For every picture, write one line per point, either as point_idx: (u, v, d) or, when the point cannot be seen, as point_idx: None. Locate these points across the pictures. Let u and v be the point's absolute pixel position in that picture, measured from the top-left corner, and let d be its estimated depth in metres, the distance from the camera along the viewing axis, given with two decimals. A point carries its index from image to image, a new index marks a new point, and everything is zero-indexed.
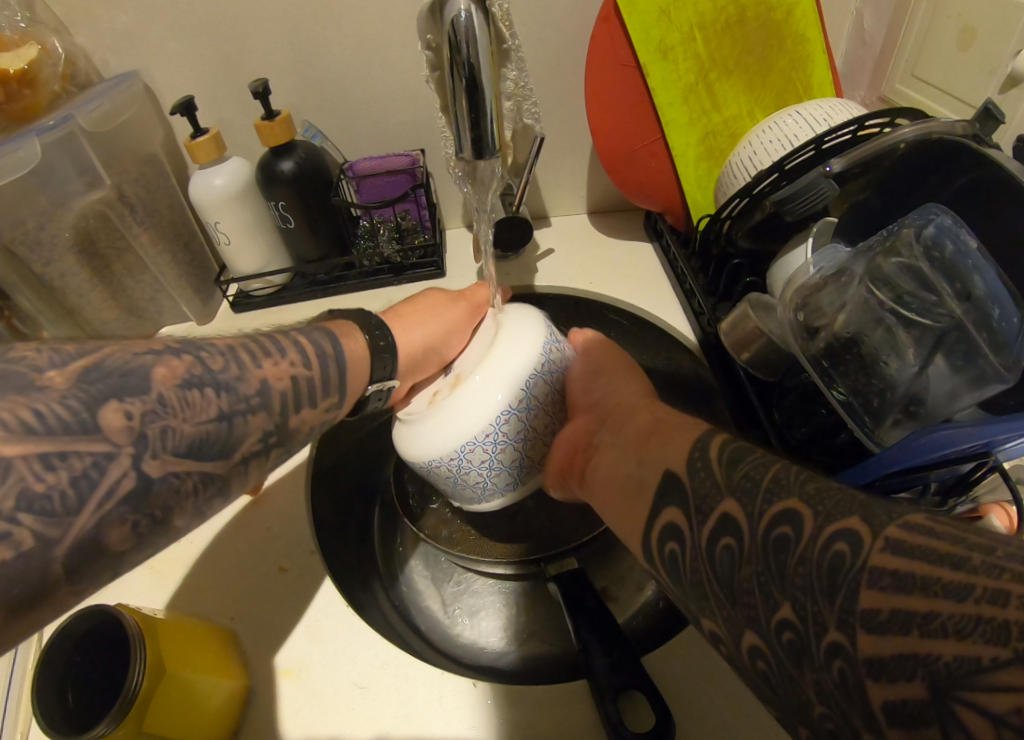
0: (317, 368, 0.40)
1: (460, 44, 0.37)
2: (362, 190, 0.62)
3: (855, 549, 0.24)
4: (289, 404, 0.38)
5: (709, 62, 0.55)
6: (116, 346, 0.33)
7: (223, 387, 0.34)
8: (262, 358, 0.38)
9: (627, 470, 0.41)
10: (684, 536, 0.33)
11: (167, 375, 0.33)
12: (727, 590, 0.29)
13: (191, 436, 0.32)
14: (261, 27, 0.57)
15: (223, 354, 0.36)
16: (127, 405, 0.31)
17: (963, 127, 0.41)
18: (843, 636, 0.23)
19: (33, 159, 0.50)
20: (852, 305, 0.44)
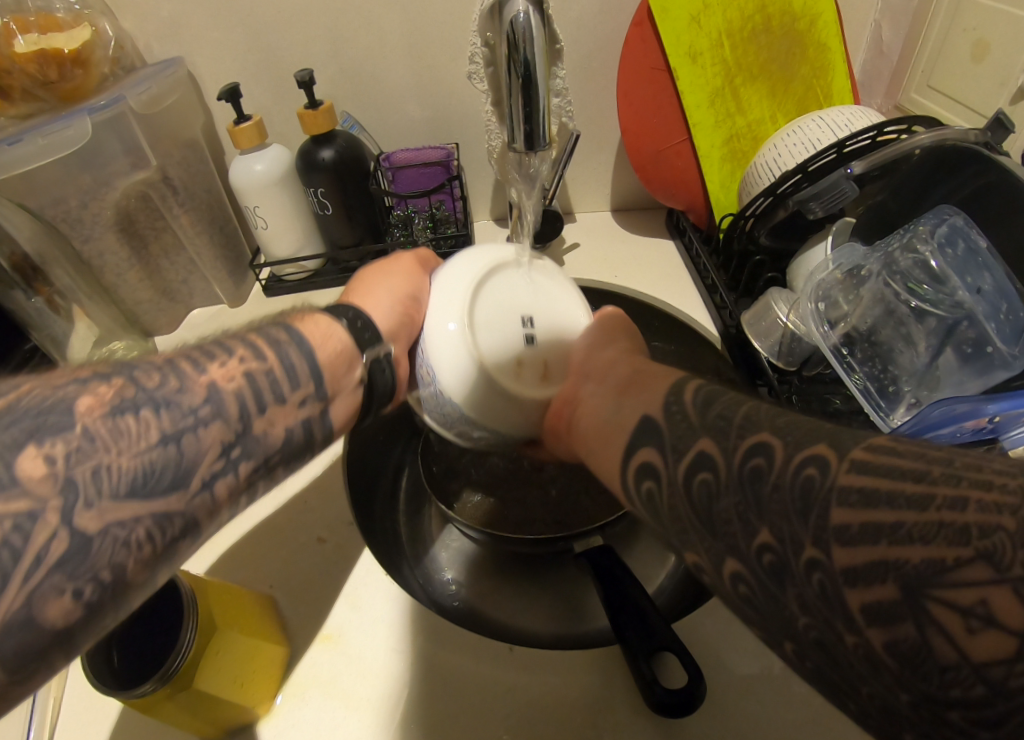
0: (272, 359, 0.36)
1: (519, 42, 0.40)
2: (399, 179, 0.64)
3: (823, 472, 0.24)
4: (247, 404, 0.34)
5: (735, 68, 0.58)
6: (33, 384, 0.29)
7: (163, 405, 0.30)
8: (206, 363, 0.34)
9: (602, 417, 0.38)
10: (660, 477, 0.31)
11: (93, 404, 0.29)
12: (708, 526, 0.28)
13: (130, 469, 0.28)
14: (307, 19, 0.59)
15: (158, 370, 0.32)
16: (48, 448, 0.26)
17: (975, 134, 0.44)
18: (819, 551, 0.23)
19: (81, 138, 0.51)
20: (869, 299, 0.47)
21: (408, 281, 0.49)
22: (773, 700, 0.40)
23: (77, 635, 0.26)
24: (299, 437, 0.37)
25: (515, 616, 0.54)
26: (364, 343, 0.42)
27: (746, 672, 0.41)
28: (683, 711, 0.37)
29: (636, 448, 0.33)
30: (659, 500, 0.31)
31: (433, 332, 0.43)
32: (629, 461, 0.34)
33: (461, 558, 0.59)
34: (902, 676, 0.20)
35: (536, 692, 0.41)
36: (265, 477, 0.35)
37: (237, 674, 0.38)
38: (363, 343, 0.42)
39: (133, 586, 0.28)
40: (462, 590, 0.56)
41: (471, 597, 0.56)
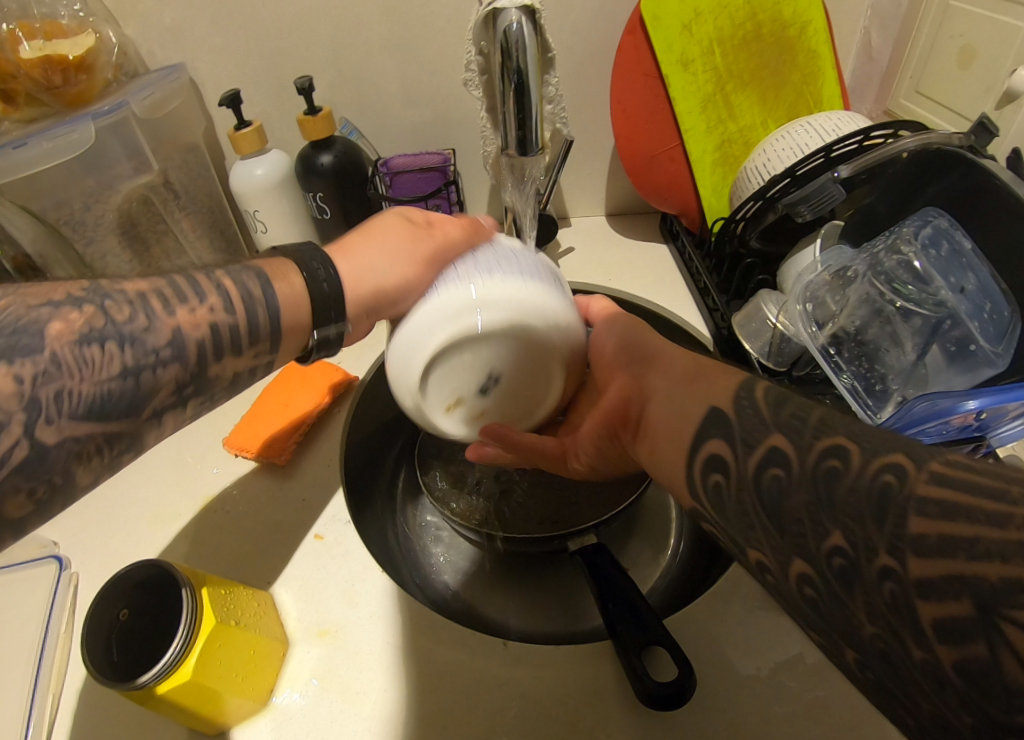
0: (240, 313, 0.35)
1: (511, 49, 0.41)
2: (396, 184, 0.66)
3: (901, 479, 0.23)
4: (208, 352, 0.34)
5: (726, 74, 0.60)
6: (12, 301, 0.30)
7: (127, 342, 0.31)
8: (176, 304, 0.33)
9: (670, 412, 0.38)
10: (729, 469, 0.31)
11: (63, 331, 0.30)
12: (774, 517, 0.28)
13: (89, 396, 0.30)
14: (306, 27, 0.60)
15: (130, 302, 0.32)
16: (16, 368, 0.28)
17: (959, 139, 0.46)
18: (893, 560, 0.23)
19: (86, 142, 0.53)
20: (856, 299, 0.48)
21: (400, 251, 0.43)
22: (770, 696, 0.40)
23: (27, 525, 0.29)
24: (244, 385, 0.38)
25: (510, 614, 0.54)
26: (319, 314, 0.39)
27: (743, 669, 0.41)
28: (674, 704, 0.38)
29: (705, 437, 0.34)
30: (727, 492, 0.31)
31: (405, 338, 0.42)
32: (698, 452, 0.34)
33: (454, 559, 0.60)
34: (967, 694, 0.21)
35: (531, 685, 0.42)
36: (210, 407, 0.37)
37: (231, 661, 0.39)
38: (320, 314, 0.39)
39: (79, 488, 0.31)
40: (453, 588, 0.57)
41: (461, 595, 0.56)
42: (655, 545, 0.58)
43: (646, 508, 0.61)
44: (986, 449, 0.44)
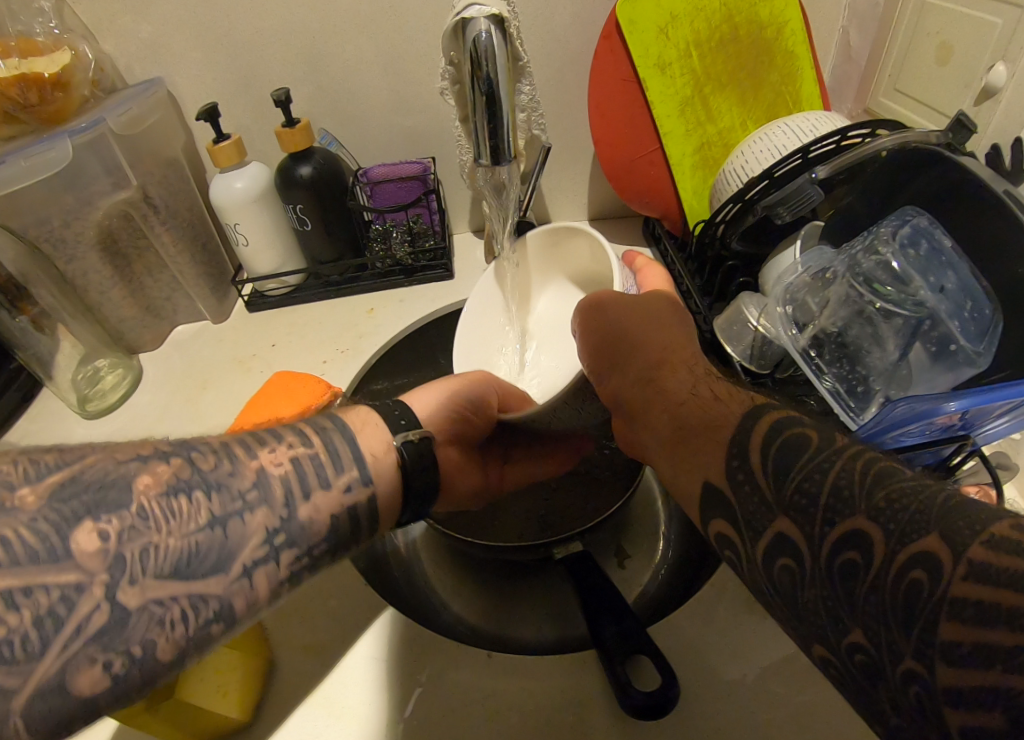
0: (318, 445, 0.37)
1: (482, 60, 0.41)
2: (377, 195, 0.66)
3: (934, 578, 0.23)
4: (290, 492, 0.34)
5: (704, 77, 0.60)
6: (98, 455, 0.30)
7: (213, 489, 0.32)
8: (257, 448, 0.35)
9: (662, 479, 0.39)
10: (736, 545, 0.32)
11: (151, 483, 0.30)
12: (792, 605, 0.28)
13: (176, 551, 0.29)
14: (283, 39, 0.60)
15: (213, 452, 0.34)
16: (103, 524, 0.28)
17: (936, 136, 0.46)
18: (921, 665, 0.23)
19: (64, 160, 0.53)
20: (835, 300, 0.48)
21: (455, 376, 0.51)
22: (758, 705, 0.40)
23: (107, 705, 0.27)
24: (345, 527, 0.36)
25: (504, 625, 0.53)
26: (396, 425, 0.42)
27: (731, 680, 0.41)
28: (657, 712, 0.38)
29: (710, 517, 0.34)
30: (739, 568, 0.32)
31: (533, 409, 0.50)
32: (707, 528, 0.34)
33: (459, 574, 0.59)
34: None
35: (514, 697, 0.41)
36: (307, 566, 0.35)
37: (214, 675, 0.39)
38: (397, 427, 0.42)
39: (161, 672, 0.28)
40: (452, 601, 0.57)
41: (459, 607, 0.56)
42: (643, 550, 0.58)
43: (633, 513, 0.60)
44: (970, 446, 0.43)
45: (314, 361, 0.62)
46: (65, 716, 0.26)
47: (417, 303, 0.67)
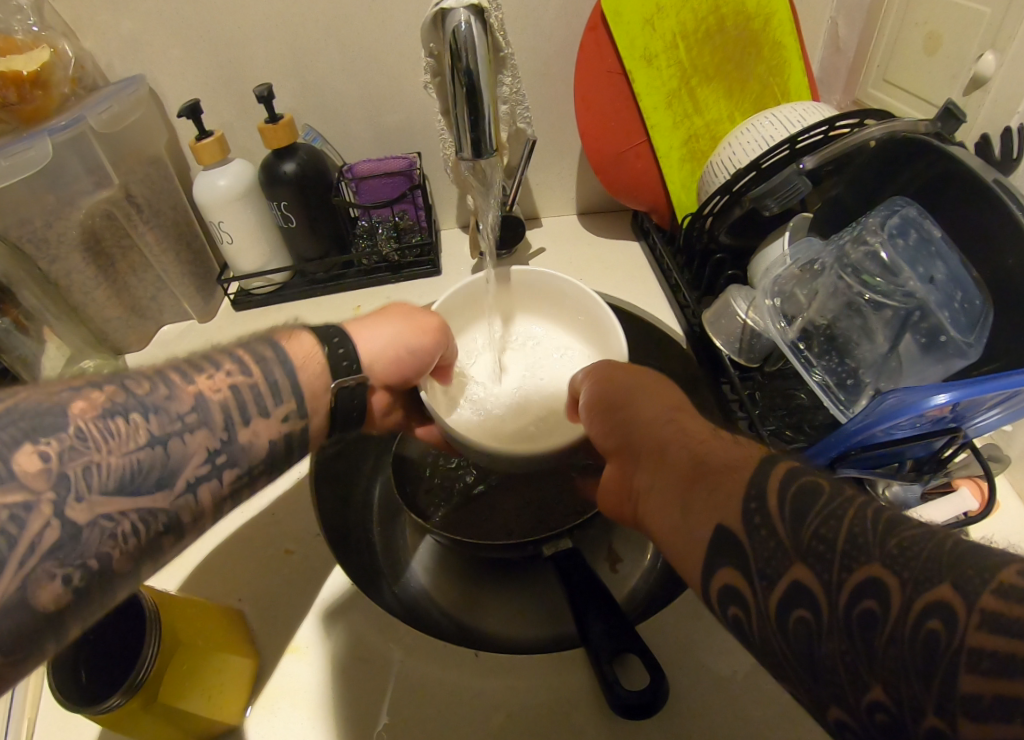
0: (256, 372, 0.35)
1: (461, 51, 0.40)
2: (362, 191, 0.65)
3: (950, 627, 0.21)
4: (232, 415, 0.33)
5: (691, 69, 0.59)
6: (30, 390, 0.29)
7: (151, 412, 0.31)
8: (194, 373, 0.34)
9: (674, 527, 0.34)
10: (749, 606, 0.28)
11: (87, 408, 0.29)
12: (808, 666, 0.25)
13: (118, 468, 0.29)
14: (264, 35, 0.60)
15: (149, 377, 0.32)
16: (42, 446, 0.27)
17: (925, 125, 0.46)
18: (943, 722, 0.21)
19: (43, 159, 0.52)
20: (824, 292, 0.47)
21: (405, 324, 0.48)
22: (749, 700, 0.39)
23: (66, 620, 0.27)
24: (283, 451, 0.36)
25: (497, 625, 0.53)
26: (339, 371, 0.40)
27: (723, 679, 0.40)
28: (646, 712, 0.37)
29: (712, 567, 0.31)
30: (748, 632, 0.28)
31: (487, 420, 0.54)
32: (709, 581, 0.31)
33: (454, 572, 0.58)
34: None
35: (502, 697, 0.41)
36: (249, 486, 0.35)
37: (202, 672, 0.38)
38: (339, 369, 0.40)
39: (118, 575, 0.29)
40: (444, 600, 0.56)
41: (451, 606, 0.55)
42: (634, 547, 0.57)
43: None
44: (962, 439, 0.43)
45: None
46: (27, 632, 0.26)
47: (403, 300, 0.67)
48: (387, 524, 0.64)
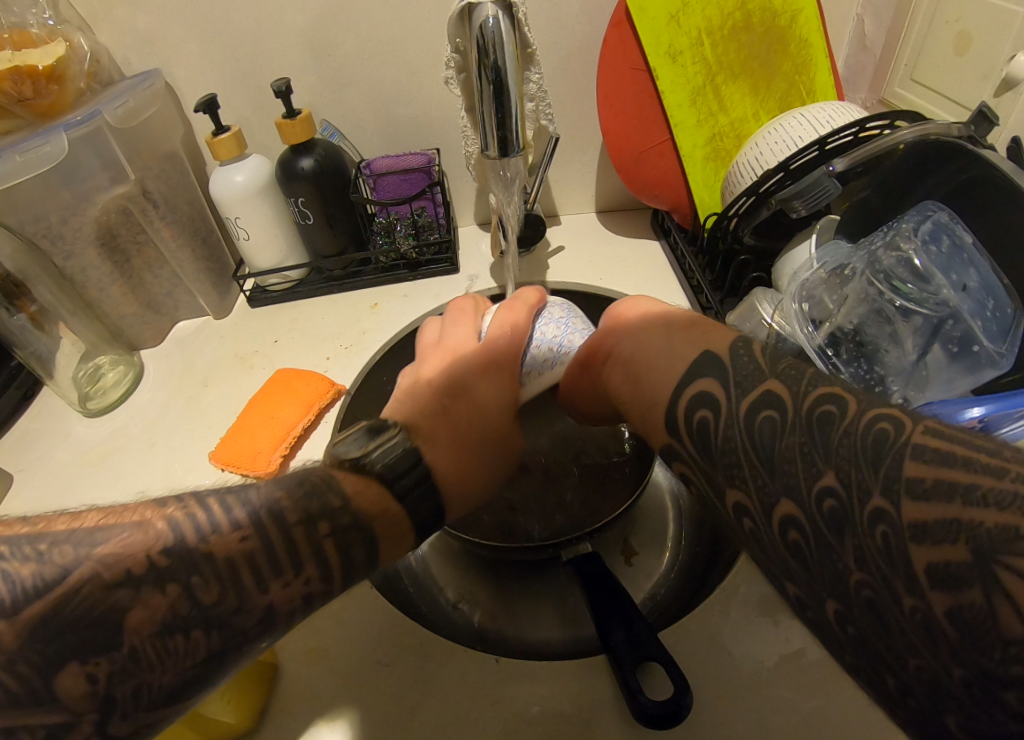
0: (335, 581, 0.31)
1: (489, 47, 0.39)
2: (381, 188, 0.65)
3: (898, 427, 0.25)
4: (300, 607, 0.30)
5: (716, 66, 0.58)
6: (87, 571, 0.24)
7: (214, 626, 0.26)
8: (271, 576, 0.28)
9: (649, 368, 0.37)
10: (719, 406, 0.31)
11: (143, 620, 0.25)
12: (771, 475, 0.28)
13: (170, 686, 0.25)
14: (282, 28, 0.59)
15: (217, 576, 0.27)
16: (91, 667, 0.23)
17: (959, 128, 0.44)
18: (886, 502, 0.24)
19: (59, 154, 0.51)
20: (853, 298, 0.46)
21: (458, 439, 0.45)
22: (773, 705, 0.39)
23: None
24: None
25: (517, 626, 0.53)
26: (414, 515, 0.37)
27: (747, 683, 0.40)
28: (670, 721, 0.37)
29: None
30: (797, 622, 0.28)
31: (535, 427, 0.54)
32: (686, 389, 0.33)
33: (471, 573, 0.57)
34: None
35: (523, 704, 0.40)
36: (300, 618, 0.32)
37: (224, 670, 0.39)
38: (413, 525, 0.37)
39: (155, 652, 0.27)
40: (461, 600, 0.56)
41: (470, 607, 0.55)
42: (653, 548, 0.57)
43: (641, 511, 0.60)
44: None
45: (316, 359, 0.61)
46: None
47: (421, 298, 0.66)
48: None
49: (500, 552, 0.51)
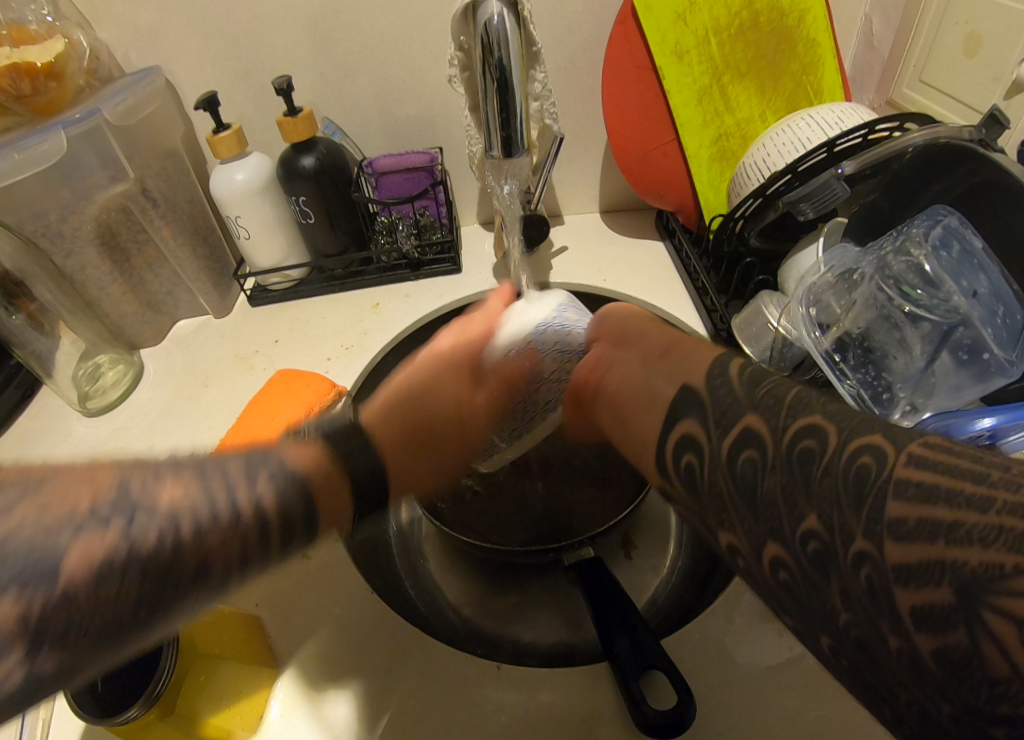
0: (274, 528, 0.30)
1: (493, 46, 0.39)
2: (382, 186, 0.66)
3: (880, 461, 0.24)
4: (237, 558, 0.29)
5: (723, 65, 0.57)
6: (25, 508, 0.23)
7: (151, 567, 0.25)
8: (211, 523, 0.27)
9: (637, 386, 0.38)
10: (702, 450, 0.31)
11: (85, 560, 0.23)
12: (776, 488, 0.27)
13: (99, 624, 0.24)
14: (283, 24, 0.58)
15: (160, 516, 0.26)
16: (25, 599, 0.22)
17: (969, 131, 0.43)
18: (869, 544, 0.23)
19: (58, 153, 0.50)
20: (862, 303, 0.46)
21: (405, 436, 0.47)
22: (776, 715, 0.39)
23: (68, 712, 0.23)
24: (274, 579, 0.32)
25: (519, 629, 0.52)
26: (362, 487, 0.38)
27: (749, 692, 0.40)
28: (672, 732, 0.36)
29: None
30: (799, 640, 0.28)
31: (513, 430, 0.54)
32: (670, 430, 0.33)
33: (472, 577, 0.57)
34: None
35: (524, 712, 0.40)
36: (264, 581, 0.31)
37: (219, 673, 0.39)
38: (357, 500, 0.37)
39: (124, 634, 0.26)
40: (462, 604, 0.55)
41: (470, 610, 0.55)
42: (655, 553, 0.56)
43: (644, 514, 0.59)
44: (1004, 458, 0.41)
45: (317, 359, 0.61)
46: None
47: (423, 299, 0.65)
48: (405, 528, 0.63)
49: (503, 556, 0.50)
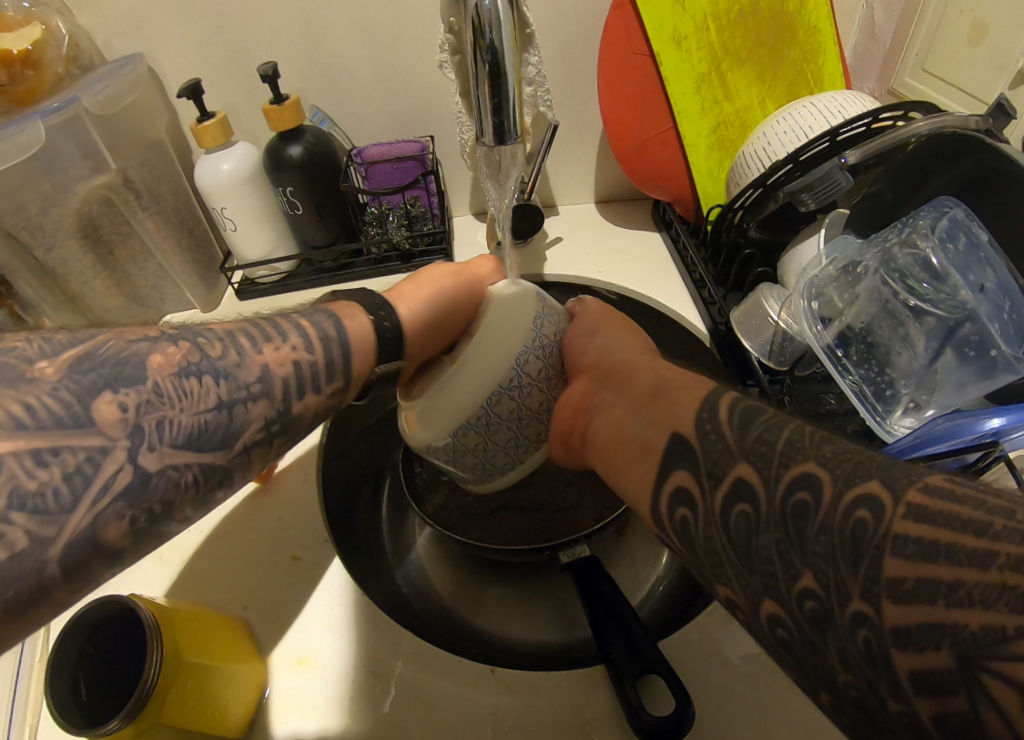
0: (318, 353, 0.36)
1: (484, 28, 0.37)
2: (372, 176, 0.62)
3: (877, 518, 0.23)
4: (291, 389, 0.34)
5: (722, 52, 0.56)
6: (111, 334, 0.30)
7: (222, 375, 0.31)
8: (263, 342, 0.34)
9: (626, 430, 0.39)
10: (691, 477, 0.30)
11: (163, 364, 0.29)
12: (777, 494, 0.26)
13: (188, 425, 0.29)
14: (269, 9, 0.56)
15: (219, 339, 0.32)
16: (122, 396, 0.27)
17: (975, 120, 0.42)
18: (868, 606, 0.22)
19: (36, 143, 0.49)
20: (865, 297, 0.45)
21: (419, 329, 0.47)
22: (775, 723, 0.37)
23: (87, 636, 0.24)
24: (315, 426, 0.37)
25: (513, 629, 0.52)
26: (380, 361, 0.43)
27: (746, 698, 0.39)
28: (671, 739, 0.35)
29: None
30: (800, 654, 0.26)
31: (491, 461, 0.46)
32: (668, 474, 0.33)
33: (464, 576, 0.56)
34: None
35: (519, 719, 0.39)
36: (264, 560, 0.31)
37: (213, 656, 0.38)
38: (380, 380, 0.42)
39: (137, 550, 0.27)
40: (456, 604, 0.54)
41: (464, 611, 0.54)
42: (651, 551, 0.56)
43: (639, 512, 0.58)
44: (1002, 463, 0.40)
45: None
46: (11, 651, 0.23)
47: None
48: (396, 526, 0.62)
49: (496, 553, 0.50)
